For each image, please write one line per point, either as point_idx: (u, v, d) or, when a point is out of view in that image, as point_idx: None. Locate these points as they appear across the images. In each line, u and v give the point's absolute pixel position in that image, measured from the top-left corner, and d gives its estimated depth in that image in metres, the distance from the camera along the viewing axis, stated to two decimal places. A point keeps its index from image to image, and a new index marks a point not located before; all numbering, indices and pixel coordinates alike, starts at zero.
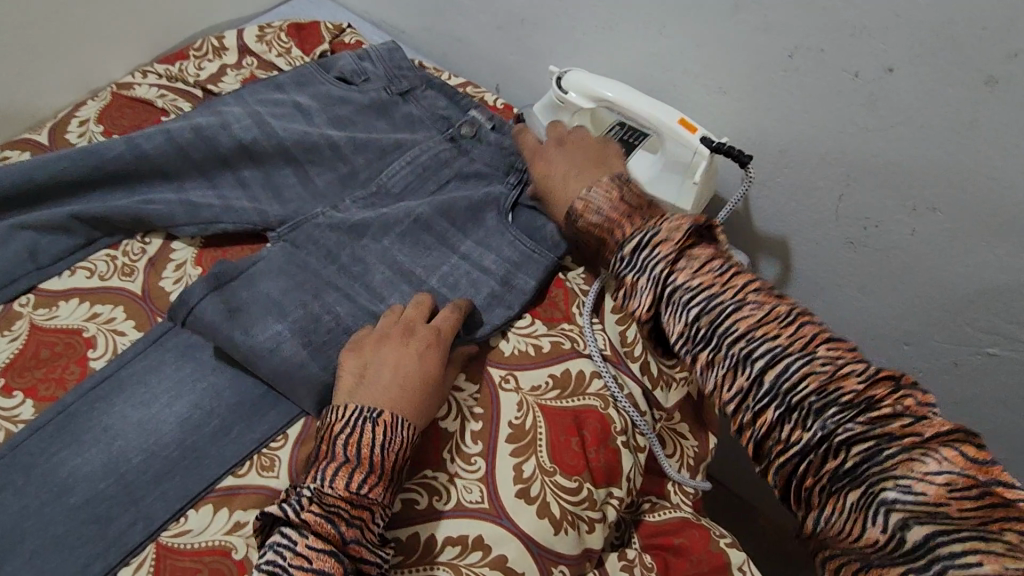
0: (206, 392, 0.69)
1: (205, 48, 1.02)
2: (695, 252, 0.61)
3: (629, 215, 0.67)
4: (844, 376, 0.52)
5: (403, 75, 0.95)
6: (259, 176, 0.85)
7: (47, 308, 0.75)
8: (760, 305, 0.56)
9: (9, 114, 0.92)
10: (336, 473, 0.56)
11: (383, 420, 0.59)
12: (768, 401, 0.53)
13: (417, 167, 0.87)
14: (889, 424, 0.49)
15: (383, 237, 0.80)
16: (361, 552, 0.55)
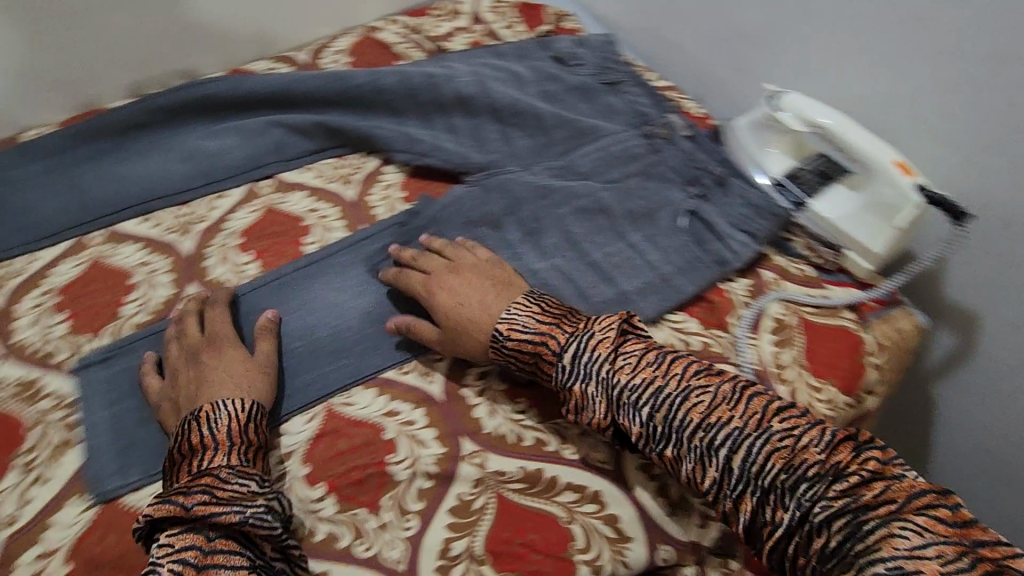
0: (389, 296, 0.79)
1: (444, 10, 1.14)
2: (631, 348, 0.63)
3: (555, 327, 0.65)
4: (807, 449, 0.54)
5: (613, 67, 1.01)
6: (467, 127, 0.94)
7: (281, 193, 0.90)
8: (692, 388, 0.59)
9: (282, 35, 1.11)
10: (198, 455, 0.58)
11: (203, 412, 0.61)
12: (750, 489, 0.54)
13: (607, 152, 0.91)
14: (859, 494, 0.50)
15: (563, 205, 0.86)
16: (210, 506, 0.52)
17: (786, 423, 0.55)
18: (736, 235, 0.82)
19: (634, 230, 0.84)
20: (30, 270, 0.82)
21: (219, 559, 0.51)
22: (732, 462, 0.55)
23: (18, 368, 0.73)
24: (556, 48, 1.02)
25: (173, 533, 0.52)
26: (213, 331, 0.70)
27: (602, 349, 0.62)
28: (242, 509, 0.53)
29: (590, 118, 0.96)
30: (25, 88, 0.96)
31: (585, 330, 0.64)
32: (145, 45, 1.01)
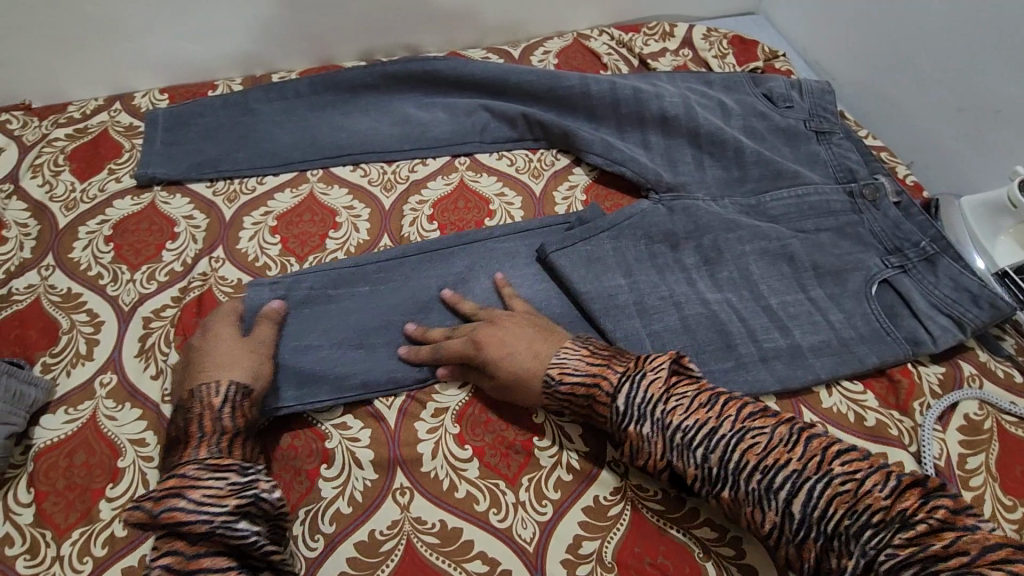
0: (557, 290, 0.82)
1: (657, 30, 1.15)
2: (683, 389, 0.61)
3: (607, 368, 0.64)
4: (867, 496, 0.51)
5: (825, 116, 0.96)
6: (661, 147, 0.95)
7: (475, 172, 0.96)
8: (750, 429, 0.57)
9: (501, 29, 1.18)
10: (184, 452, 0.60)
11: (199, 396, 0.63)
12: (812, 536, 0.53)
13: (802, 201, 0.87)
14: (928, 544, 0.48)
15: (746, 243, 0.83)
16: (175, 512, 0.53)
17: (846, 467, 0.53)
18: (936, 318, 0.76)
19: (818, 287, 0.80)
20: (258, 190, 0.94)
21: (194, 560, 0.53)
22: (792, 505, 0.54)
23: (235, 271, 0.84)
24: (768, 87, 1.00)
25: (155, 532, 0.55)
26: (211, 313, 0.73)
27: (654, 389, 0.60)
28: (210, 519, 0.54)
29: (791, 162, 0.92)
30: (285, 37, 1.11)
31: (640, 380, 0.61)
32: (386, 17, 1.12)
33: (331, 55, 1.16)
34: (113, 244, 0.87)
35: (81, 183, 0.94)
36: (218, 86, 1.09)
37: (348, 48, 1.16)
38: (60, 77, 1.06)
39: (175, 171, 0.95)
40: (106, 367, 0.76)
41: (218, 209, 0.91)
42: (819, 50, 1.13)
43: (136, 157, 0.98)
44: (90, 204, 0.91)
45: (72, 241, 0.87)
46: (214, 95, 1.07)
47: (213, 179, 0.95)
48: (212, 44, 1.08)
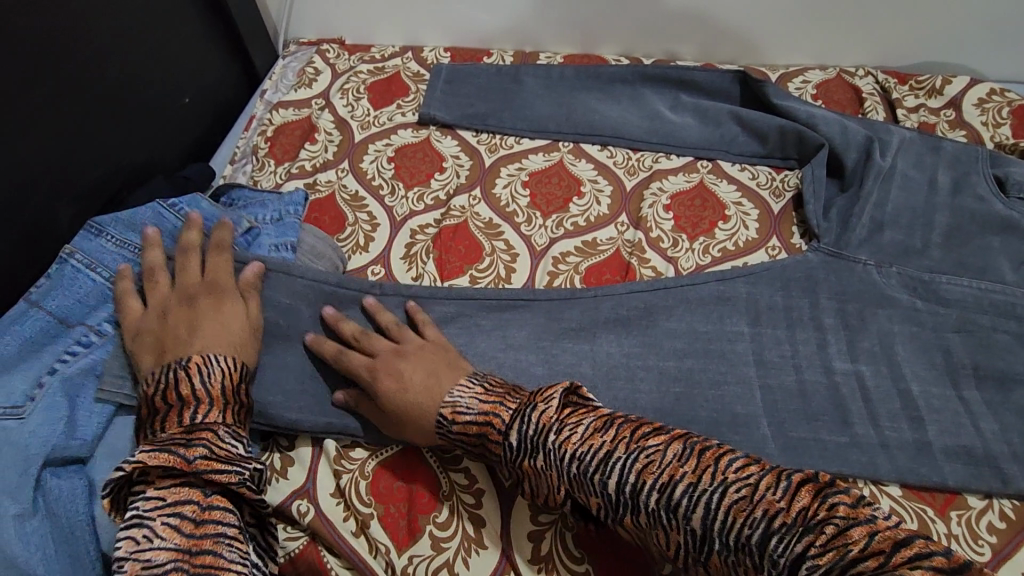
0: (784, 300, 0.82)
1: (926, 83, 1.09)
2: (576, 420, 0.60)
3: (499, 403, 0.64)
4: (770, 505, 0.52)
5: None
6: (899, 184, 0.92)
7: (716, 177, 1.00)
8: (645, 449, 0.57)
9: (762, 52, 1.21)
10: (169, 419, 0.62)
11: (192, 360, 0.64)
12: (729, 554, 0.52)
13: (983, 294, 0.80)
14: (826, 540, 0.48)
15: (990, 317, 0.78)
16: (213, 472, 0.59)
17: (737, 467, 0.54)
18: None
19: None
20: (515, 148, 1.05)
21: (215, 531, 0.57)
22: (694, 524, 0.53)
23: (488, 211, 0.95)
24: (1004, 169, 0.91)
25: (155, 491, 0.57)
26: (213, 277, 0.73)
27: (546, 422, 0.59)
28: (238, 477, 0.61)
29: None
30: (559, 22, 1.22)
31: (546, 410, 0.60)
32: (656, 21, 1.19)
33: (592, 45, 1.25)
34: (394, 164, 1.02)
35: (375, 111, 1.12)
36: (494, 54, 1.22)
37: (611, 42, 1.24)
38: (371, 22, 1.26)
39: (450, 117, 1.09)
40: (375, 261, 0.89)
41: (480, 156, 1.04)
42: None
43: (418, 99, 1.14)
44: (379, 128, 1.09)
45: (363, 153, 1.04)
46: (488, 61, 1.21)
47: (479, 130, 1.08)
48: (496, 16, 1.22)
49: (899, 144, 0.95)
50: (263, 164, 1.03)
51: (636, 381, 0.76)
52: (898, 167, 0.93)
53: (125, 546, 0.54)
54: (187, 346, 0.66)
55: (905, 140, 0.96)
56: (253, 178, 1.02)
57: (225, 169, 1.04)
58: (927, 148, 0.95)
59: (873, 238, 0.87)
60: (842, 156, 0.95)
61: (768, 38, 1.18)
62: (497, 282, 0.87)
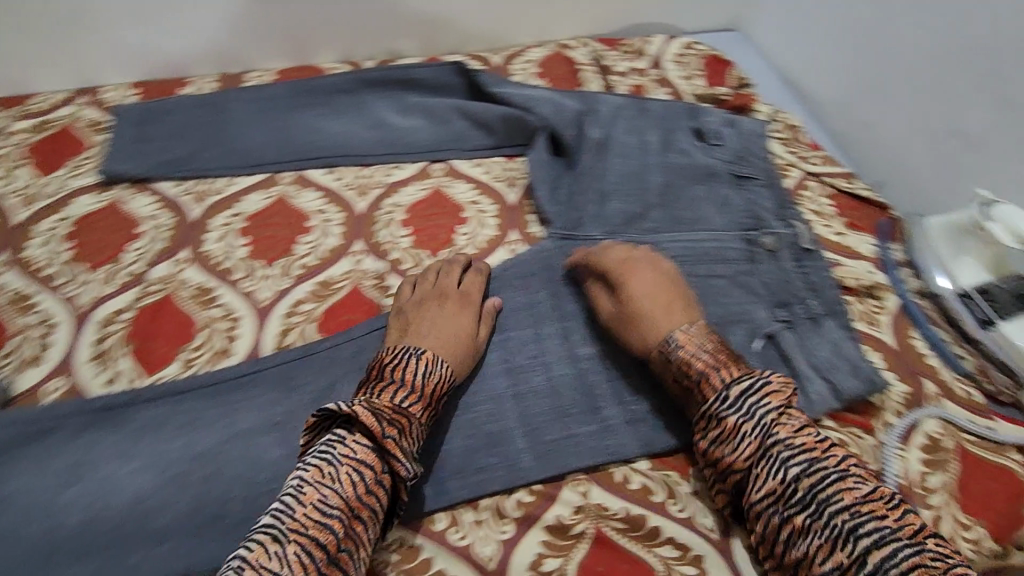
0: (523, 300, 0.81)
1: (632, 47, 1.15)
2: (705, 344, 0.68)
3: (690, 318, 0.72)
4: (872, 502, 0.56)
5: (750, 161, 0.94)
6: (619, 152, 0.93)
7: (450, 179, 0.95)
8: (760, 403, 0.63)
9: (483, 37, 1.18)
10: (383, 386, 0.65)
11: (425, 357, 0.68)
12: (822, 520, 0.56)
13: (699, 245, 0.85)
14: (879, 507, 0.55)
15: (704, 266, 0.84)
16: (386, 443, 0.60)
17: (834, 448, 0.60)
18: (814, 379, 0.74)
19: (764, 308, 0.80)
20: (226, 191, 0.92)
21: (353, 522, 0.57)
22: (800, 483, 0.59)
23: (199, 274, 0.82)
24: (701, 121, 0.97)
25: (356, 431, 0.60)
26: (421, 300, 0.76)
27: (683, 342, 0.69)
28: (341, 511, 0.56)
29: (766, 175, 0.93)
30: (262, 35, 1.09)
31: (438, 363, 0.68)
32: (367, 19, 1.11)
33: (309, 54, 1.14)
34: (73, 243, 0.84)
35: (43, 180, 0.91)
36: (191, 82, 1.06)
37: (327, 49, 1.14)
38: (26, 69, 1.03)
39: (141, 169, 0.92)
40: (58, 371, 0.73)
41: (183, 208, 0.89)
42: (803, 74, 1.13)
43: (99, 155, 0.95)
44: (51, 201, 0.89)
45: (31, 237, 0.85)
46: (185, 92, 1.04)
47: (181, 177, 0.93)
48: (186, 38, 1.06)
49: (610, 113, 0.97)
50: None
51: None
52: (612, 136, 0.95)
53: (311, 473, 0.58)
54: (421, 338, 0.71)
55: (615, 107, 0.98)
56: None
57: None
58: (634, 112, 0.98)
59: (600, 212, 0.89)
60: (560, 136, 0.95)
61: (484, 22, 1.16)
62: (216, 358, 0.75)
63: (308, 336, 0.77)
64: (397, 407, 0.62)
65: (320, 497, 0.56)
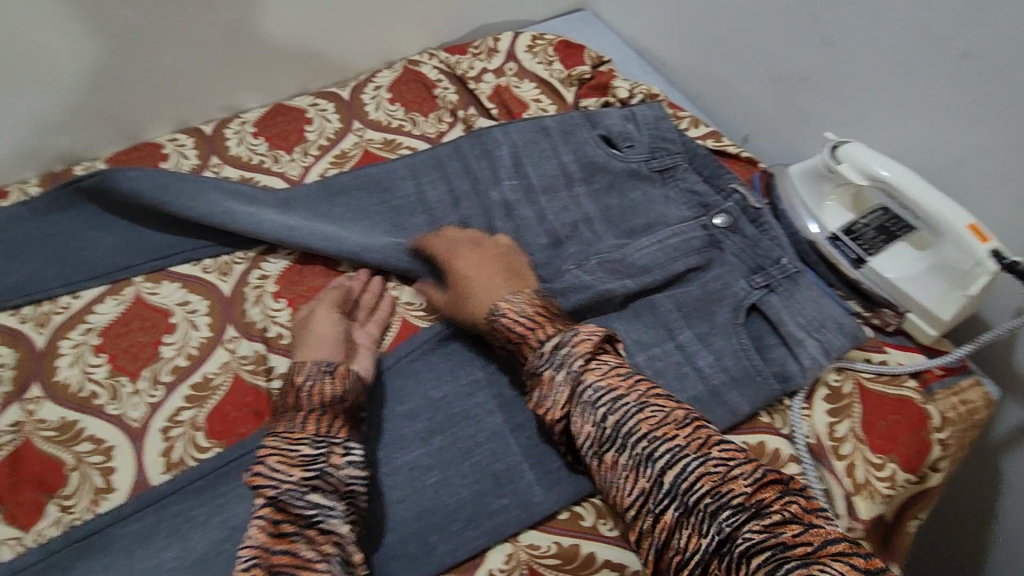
0: (416, 349, 0.76)
1: (482, 47, 1.12)
2: (512, 298, 0.70)
3: (546, 320, 0.68)
4: (665, 425, 0.59)
5: (666, 148, 0.94)
6: (535, 156, 0.95)
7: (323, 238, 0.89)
8: (561, 335, 0.66)
9: (328, 68, 1.14)
10: (299, 419, 0.63)
11: (337, 372, 0.67)
12: (626, 453, 0.60)
13: (665, 245, 0.83)
14: (672, 437, 0.58)
15: (678, 261, 0.81)
16: (289, 511, 0.56)
17: (645, 392, 0.62)
18: (808, 341, 0.72)
19: (740, 278, 0.78)
20: (73, 306, 0.82)
21: (296, 556, 0.54)
22: (606, 424, 0.61)
23: (58, 410, 0.74)
24: (605, 126, 0.97)
25: (259, 510, 0.56)
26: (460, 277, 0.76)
27: (508, 310, 0.69)
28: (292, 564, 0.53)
29: (648, 176, 0.93)
30: (81, 123, 1.00)
31: (349, 378, 0.67)
32: (195, 81, 1.03)
33: (141, 130, 1.05)
34: None
35: None
36: (9, 192, 0.95)
37: (157, 121, 1.06)
38: None
39: None
40: None
41: (27, 339, 0.79)
42: (652, 43, 1.13)
43: None
44: None
45: None
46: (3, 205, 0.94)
47: (15, 304, 0.81)
48: None
49: (464, 151, 0.97)
50: None
51: None
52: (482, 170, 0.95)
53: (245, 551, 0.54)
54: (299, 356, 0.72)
55: None
56: None
57: None
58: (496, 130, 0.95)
59: None
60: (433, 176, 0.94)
61: (325, 55, 1.11)
62: (96, 498, 0.68)
63: (196, 446, 0.71)
64: (295, 452, 0.60)
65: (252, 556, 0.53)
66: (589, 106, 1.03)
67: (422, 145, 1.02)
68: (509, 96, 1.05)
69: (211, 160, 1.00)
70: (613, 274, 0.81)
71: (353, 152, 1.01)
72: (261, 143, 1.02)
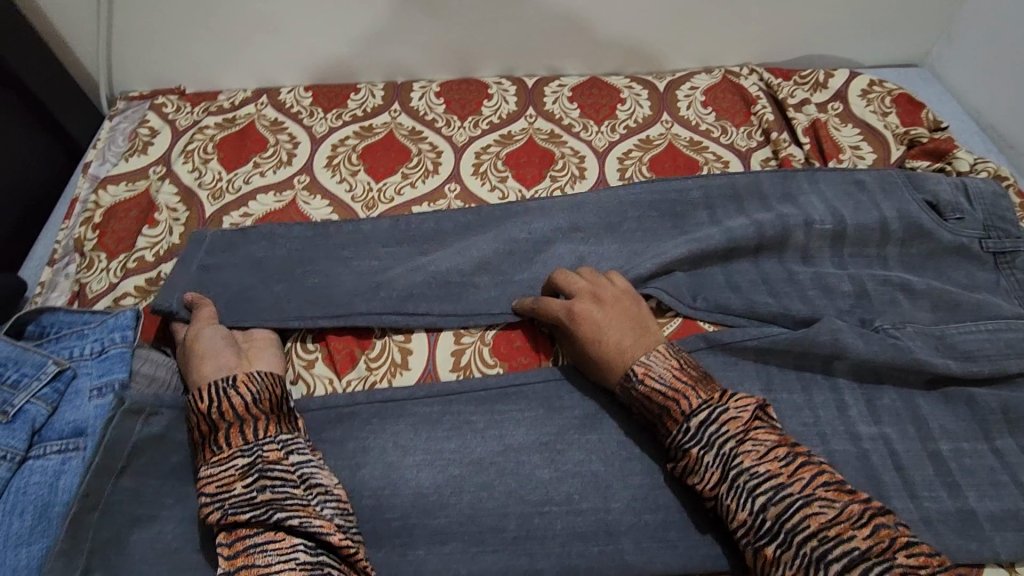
0: (702, 349, 0.76)
1: (809, 78, 1.07)
2: (655, 359, 0.66)
3: (693, 384, 0.63)
4: (838, 523, 0.51)
5: (1007, 229, 0.83)
6: (850, 205, 0.86)
7: (603, 223, 0.89)
8: (717, 408, 0.61)
9: (646, 56, 1.16)
10: (226, 436, 0.61)
11: (240, 379, 0.64)
12: (792, 550, 0.52)
13: (998, 336, 0.74)
14: (839, 533, 0.51)
15: (1012, 360, 0.72)
16: (239, 524, 0.55)
17: (826, 492, 0.54)
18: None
19: None
20: (397, 201, 0.94)
21: (252, 566, 0.53)
22: (766, 512, 0.54)
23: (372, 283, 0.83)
24: (931, 191, 0.87)
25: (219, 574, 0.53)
26: (570, 316, 0.72)
27: (646, 377, 0.65)
28: None
29: (979, 257, 0.82)
30: (427, 46, 1.11)
31: (255, 381, 0.64)
32: (532, 35, 1.11)
33: (469, 68, 1.16)
34: None
35: (228, 173, 0.96)
36: (361, 89, 1.10)
37: (487, 62, 1.15)
38: (216, 65, 1.11)
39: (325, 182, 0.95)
40: None
41: (355, 215, 0.92)
42: (1003, 121, 1.03)
43: (278, 153, 0.99)
44: (235, 195, 0.94)
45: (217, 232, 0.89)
46: (354, 98, 1.09)
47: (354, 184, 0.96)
48: (355, 47, 1.10)
49: (779, 172, 0.93)
50: (92, 261, 0.86)
51: (562, 470, 0.67)
52: (794, 194, 0.89)
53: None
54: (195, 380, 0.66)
55: None
56: (81, 280, 0.84)
57: (42, 274, 0.87)
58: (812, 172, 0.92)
59: (776, 277, 0.83)
60: (739, 186, 0.92)
61: (650, 45, 1.14)
62: (393, 370, 0.77)
63: (484, 360, 0.77)
64: (231, 468, 0.59)
65: (223, 575, 0.53)
66: (918, 168, 0.94)
67: (728, 155, 1.00)
68: (825, 134, 0.99)
69: (527, 111, 1.06)
70: (933, 348, 0.74)
71: (659, 142, 1.02)
72: (574, 108, 1.07)
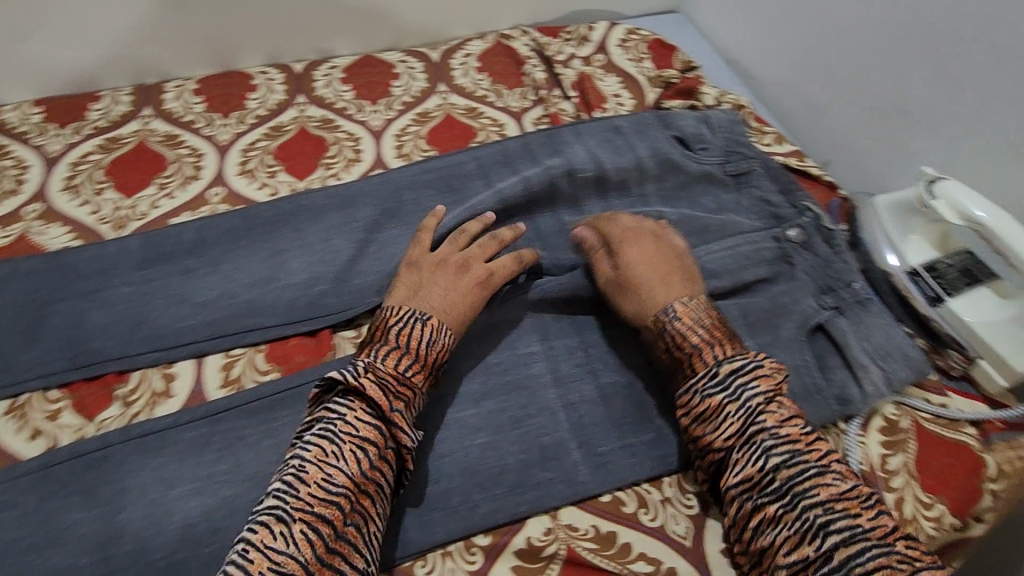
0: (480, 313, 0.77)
1: (574, 34, 1.12)
2: (707, 316, 0.67)
3: (720, 337, 0.65)
4: (848, 500, 0.54)
5: (741, 153, 0.92)
6: (610, 150, 0.91)
7: (382, 201, 0.87)
8: (737, 362, 0.63)
9: (419, 28, 1.14)
10: (405, 364, 0.62)
11: (430, 322, 0.66)
12: (794, 513, 0.55)
13: (737, 250, 0.82)
14: (846, 505, 0.53)
15: (748, 269, 0.80)
16: (377, 473, 0.56)
17: (846, 474, 0.56)
18: (871, 368, 0.72)
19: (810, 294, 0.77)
20: (151, 215, 0.85)
21: (356, 531, 0.53)
22: (779, 476, 0.56)
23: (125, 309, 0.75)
24: (679, 127, 0.94)
25: (327, 495, 0.53)
26: (620, 264, 0.73)
27: (677, 317, 0.66)
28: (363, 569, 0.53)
29: (722, 182, 0.91)
30: (175, 41, 1.01)
31: (442, 333, 0.66)
32: (293, 18, 1.05)
33: (232, 60, 1.07)
34: None
35: None
36: (101, 97, 0.98)
37: (249, 52, 1.08)
38: None
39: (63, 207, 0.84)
40: None
41: (100, 237, 0.82)
42: (743, 54, 1.13)
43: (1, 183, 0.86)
44: None
45: None
46: (95, 108, 0.97)
47: (99, 204, 0.86)
48: (89, 50, 0.98)
49: (548, 130, 0.96)
50: None
51: None
52: (562, 147, 0.93)
53: (314, 453, 0.55)
54: (415, 300, 0.69)
55: None
56: None
57: None
58: (576, 126, 0.95)
59: (549, 230, 0.86)
60: (512, 148, 0.93)
61: (418, 16, 1.12)
62: (153, 400, 0.70)
63: (256, 368, 0.73)
64: (406, 411, 0.60)
65: (339, 487, 0.53)
66: (672, 107, 1.01)
67: (503, 117, 1.01)
68: (589, 86, 1.03)
69: (296, 98, 1.01)
70: None
71: (436, 114, 1.01)
72: (347, 90, 1.03)
